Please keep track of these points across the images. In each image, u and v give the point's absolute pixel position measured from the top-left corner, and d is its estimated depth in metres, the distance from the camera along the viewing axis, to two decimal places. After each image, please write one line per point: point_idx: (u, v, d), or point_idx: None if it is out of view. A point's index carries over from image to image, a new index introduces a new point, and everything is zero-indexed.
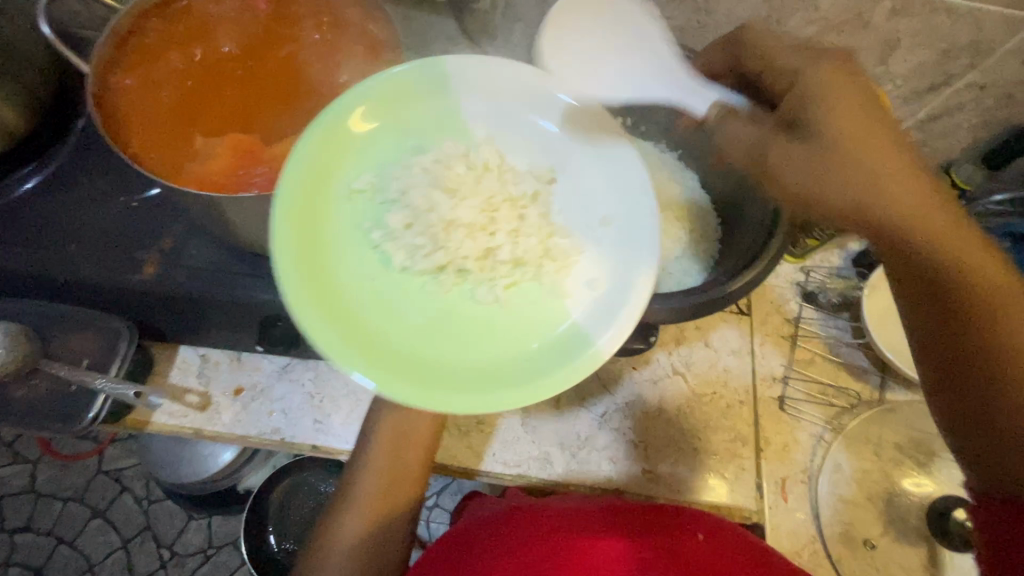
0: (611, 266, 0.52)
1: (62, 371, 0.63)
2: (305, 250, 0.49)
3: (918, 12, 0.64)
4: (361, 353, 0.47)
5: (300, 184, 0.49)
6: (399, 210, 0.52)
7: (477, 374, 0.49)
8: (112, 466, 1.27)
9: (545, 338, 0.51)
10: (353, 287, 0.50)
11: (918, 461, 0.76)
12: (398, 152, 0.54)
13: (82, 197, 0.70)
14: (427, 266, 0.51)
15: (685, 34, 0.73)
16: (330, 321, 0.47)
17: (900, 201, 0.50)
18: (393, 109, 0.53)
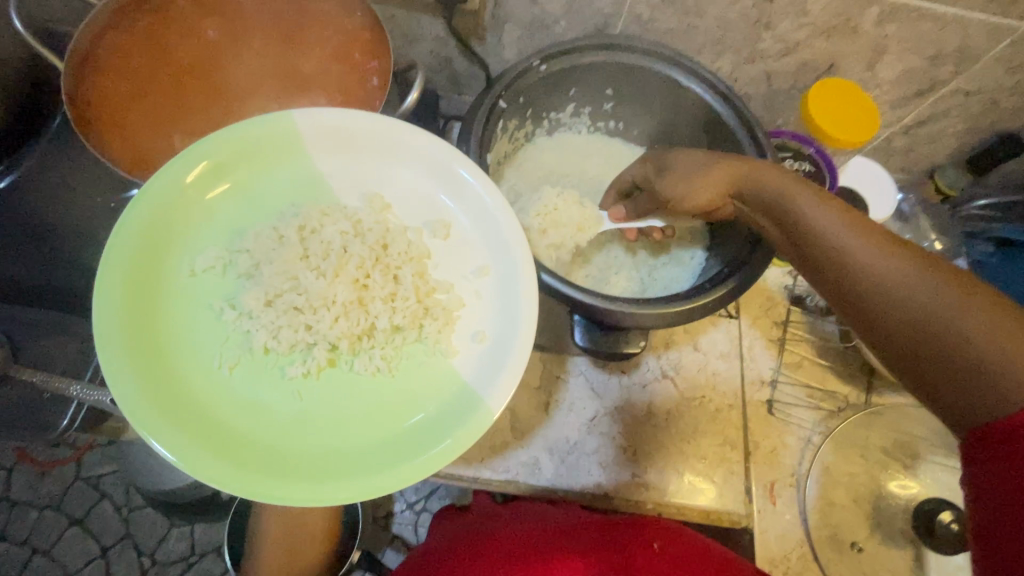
0: (495, 322, 0.53)
1: (36, 377, 0.60)
2: (144, 346, 0.47)
3: (906, 19, 0.64)
4: (212, 452, 0.45)
5: (128, 276, 0.48)
6: (254, 288, 0.51)
7: (358, 454, 0.48)
8: (90, 472, 1.23)
9: (423, 412, 0.50)
10: (207, 376, 0.49)
11: (904, 464, 0.77)
12: (252, 220, 0.53)
13: (61, 195, 0.69)
14: (293, 337, 0.51)
15: (675, 37, 0.71)
16: (178, 424, 0.46)
17: (784, 183, 0.54)
18: (236, 171, 0.53)
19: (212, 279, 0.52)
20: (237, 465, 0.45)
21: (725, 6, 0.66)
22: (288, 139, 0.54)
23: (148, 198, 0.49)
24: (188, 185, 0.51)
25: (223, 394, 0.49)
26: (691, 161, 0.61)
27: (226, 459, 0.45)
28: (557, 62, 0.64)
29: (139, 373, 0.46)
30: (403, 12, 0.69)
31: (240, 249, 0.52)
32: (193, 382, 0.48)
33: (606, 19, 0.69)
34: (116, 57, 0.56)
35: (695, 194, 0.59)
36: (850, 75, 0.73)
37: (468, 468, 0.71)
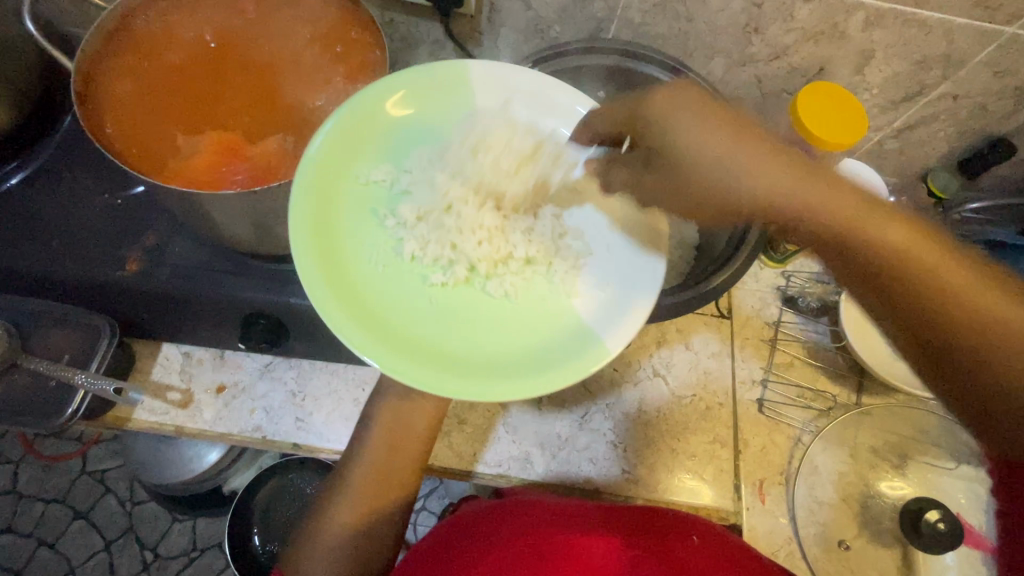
0: (621, 277, 0.55)
1: (42, 366, 0.63)
2: (321, 224, 0.52)
3: (891, 24, 0.66)
4: (365, 326, 0.48)
5: (323, 164, 0.53)
6: (416, 206, 0.57)
7: (489, 363, 0.50)
8: (96, 466, 1.26)
9: (546, 334, 0.53)
10: (361, 268, 0.52)
11: (893, 464, 0.78)
12: (419, 147, 0.59)
13: (69, 190, 0.71)
14: (445, 255, 0.56)
15: (667, 42, 0.72)
16: (336, 294, 0.49)
17: (791, 190, 0.47)
18: (419, 100, 0.58)
19: (380, 191, 0.57)
20: (386, 345, 0.48)
21: (714, 11, 0.67)
22: (471, 83, 0.60)
23: (357, 107, 0.55)
24: (384, 104, 0.57)
25: (376, 282, 0.52)
26: (681, 138, 0.49)
27: (372, 335, 0.48)
28: (547, 65, 0.67)
29: (315, 247, 0.50)
30: (402, 16, 0.72)
31: (408, 172, 0.58)
32: (359, 267, 0.52)
33: (599, 24, 0.71)
34: (122, 65, 0.58)
35: (733, 191, 0.49)
36: (840, 79, 0.74)
37: (461, 460, 0.72)
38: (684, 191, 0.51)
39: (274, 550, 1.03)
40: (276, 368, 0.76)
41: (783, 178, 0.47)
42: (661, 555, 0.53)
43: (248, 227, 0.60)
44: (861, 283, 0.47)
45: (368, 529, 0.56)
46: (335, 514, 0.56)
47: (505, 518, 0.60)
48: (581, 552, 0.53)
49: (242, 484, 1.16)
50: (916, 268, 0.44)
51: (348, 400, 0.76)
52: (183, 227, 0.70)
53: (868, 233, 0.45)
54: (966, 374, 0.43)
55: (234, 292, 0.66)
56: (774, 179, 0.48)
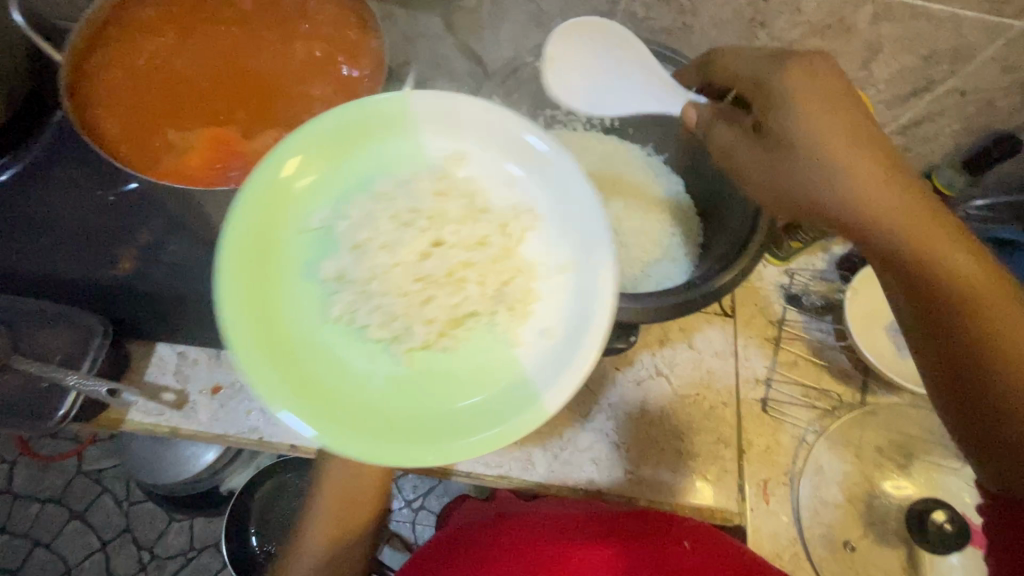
0: (566, 322, 0.48)
1: (33, 367, 0.61)
2: (247, 290, 0.46)
3: (900, 17, 0.64)
4: (303, 398, 0.45)
5: (246, 229, 0.46)
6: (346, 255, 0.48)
7: (432, 432, 0.46)
8: (92, 466, 1.24)
9: (495, 394, 0.47)
10: (297, 331, 0.47)
11: (899, 464, 0.77)
12: (350, 182, 0.50)
13: (61, 186, 0.70)
14: (381, 314, 0.47)
15: (670, 35, 0.71)
16: (273, 364, 0.45)
17: (853, 187, 0.49)
18: (347, 131, 0.49)
19: (315, 240, 0.49)
20: (322, 418, 0.45)
21: (719, 4, 0.66)
22: (402, 104, 0.49)
23: (271, 160, 0.47)
24: (303, 154, 0.48)
25: (312, 347, 0.47)
26: (796, 109, 0.50)
27: (308, 410, 0.45)
28: (553, 58, 0.66)
29: (249, 327, 0.45)
30: (400, 9, 0.70)
31: (342, 214, 0.49)
32: (296, 337, 0.47)
33: (601, 18, 0.70)
34: (112, 60, 0.58)
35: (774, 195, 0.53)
36: (846, 74, 0.73)
37: (462, 462, 0.71)
38: (778, 176, 0.52)
39: (272, 551, 1.01)
40: None
41: (868, 188, 0.49)
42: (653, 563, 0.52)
43: None
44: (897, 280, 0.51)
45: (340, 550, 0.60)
46: (306, 537, 0.61)
47: (499, 531, 0.59)
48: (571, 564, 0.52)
49: (240, 484, 1.15)
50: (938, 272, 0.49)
51: None
52: (178, 226, 0.69)
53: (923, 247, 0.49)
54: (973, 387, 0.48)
55: None
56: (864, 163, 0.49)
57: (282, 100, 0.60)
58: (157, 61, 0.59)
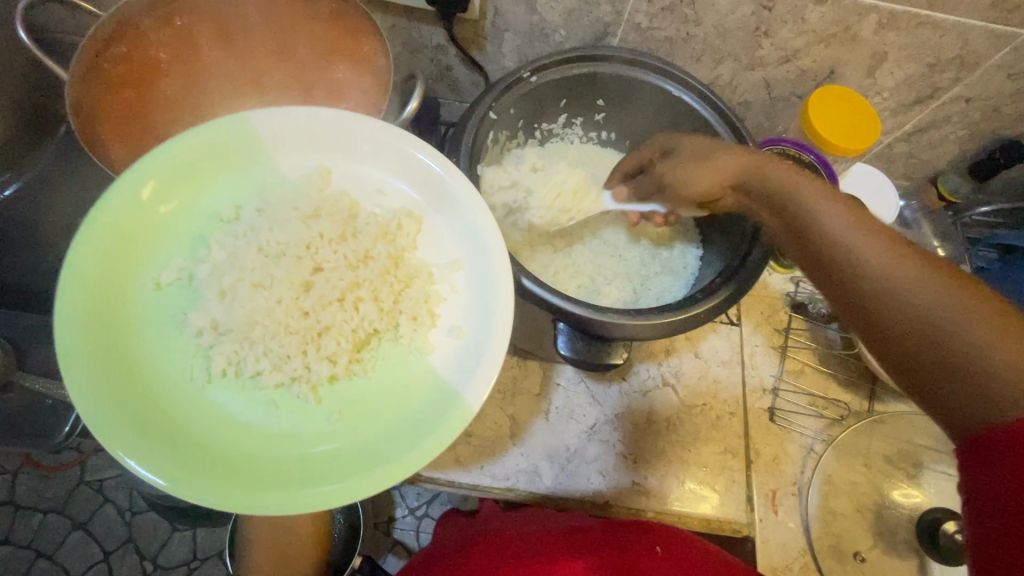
0: (473, 318, 0.52)
1: (39, 384, 0.66)
2: (103, 357, 0.45)
3: (905, 26, 0.64)
4: (188, 463, 0.44)
5: (89, 295, 0.46)
6: (210, 296, 0.50)
7: (337, 460, 0.47)
8: (94, 476, 1.24)
9: (402, 408, 0.49)
10: (177, 388, 0.47)
11: (908, 473, 0.76)
12: (208, 225, 0.52)
13: (65, 199, 0.70)
14: (269, 351, 0.50)
15: (674, 45, 0.71)
16: (140, 436, 0.44)
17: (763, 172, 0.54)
18: (194, 176, 0.52)
19: (176, 290, 0.50)
20: (213, 477, 0.44)
21: (723, 13, 0.66)
22: (246, 139, 0.52)
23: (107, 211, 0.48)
24: (148, 195, 0.50)
25: (193, 406, 0.47)
26: (686, 145, 0.60)
27: (185, 468, 0.44)
28: (549, 73, 0.65)
29: (100, 390, 0.44)
30: (403, 21, 0.70)
31: (204, 258, 0.51)
32: (165, 393, 0.47)
33: (605, 28, 0.70)
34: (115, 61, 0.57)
35: (700, 174, 0.57)
36: (850, 82, 0.73)
37: (468, 475, 0.71)
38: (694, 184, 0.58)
39: None
40: None
41: (756, 163, 0.54)
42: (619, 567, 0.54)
43: None
44: (808, 260, 0.49)
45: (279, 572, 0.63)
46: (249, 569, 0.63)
47: (479, 554, 0.60)
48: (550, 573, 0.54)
49: None
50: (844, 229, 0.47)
51: None
52: None
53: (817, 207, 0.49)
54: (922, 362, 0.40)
55: None
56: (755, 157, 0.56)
57: None
58: (163, 70, 0.58)
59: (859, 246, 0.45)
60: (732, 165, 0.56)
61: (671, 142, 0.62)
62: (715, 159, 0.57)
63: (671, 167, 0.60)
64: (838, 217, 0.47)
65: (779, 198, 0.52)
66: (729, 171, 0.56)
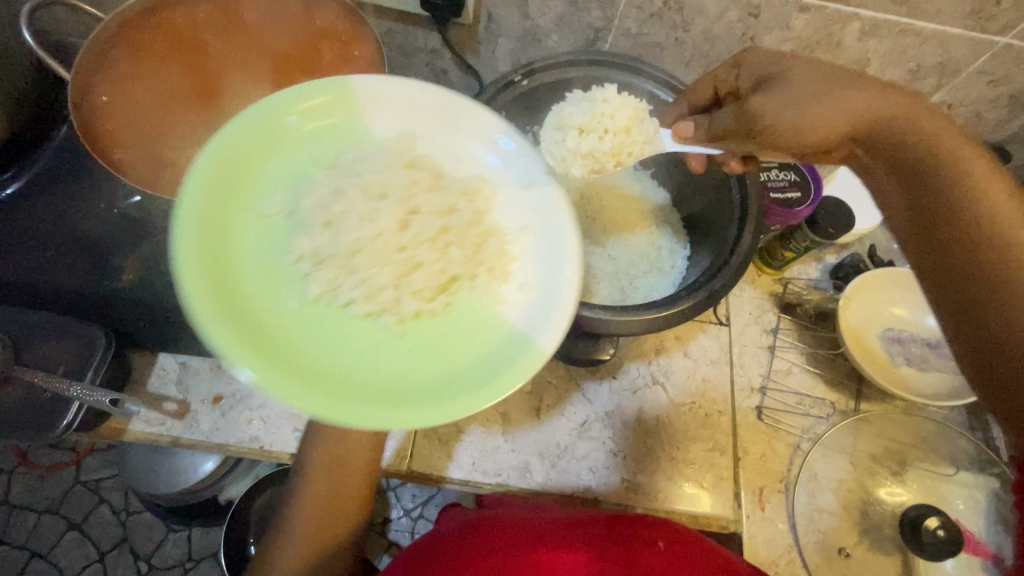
0: (539, 270, 0.49)
1: (37, 378, 0.62)
2: (213, 262, 0.44)
3: (887, 33, 0.66)
4: (285, 373, 0.42)
5: (201, 206, 0.45)
6: (308, 218, 0.48)
7: (431, 390, 0.44)
8: (90, 476, 1.25)
9: (489, 344, 0.47)
10: (274, 307, 0.45)
11: (893, 471, 0.78)
12: (313, 157, 0.50)
13: (66, 199, 0.72)
14: (364, 280, 0.47)
15: (663, 51, 0.73)
16: (242, 340, 0.42)
17: (894, 111, 0.51)
18: (308, 117, 0.50)
19: (277, 221, 0.48)
20: (310, 390, 0.42)
21: (710, 20, 0.67)
22: (344, 96, 0.51)
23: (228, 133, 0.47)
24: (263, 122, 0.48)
25: (290, 325, 0.45)
26: (793, 71, 0.55)
27: (286, 379, 0.42)
28: (539, 77, 0.66)
29: (209, 293, 0.42)
30: (398, 25, 0.72)
31: (308, 187, 0.49)
32: (265, 307, 0.44)
33: (596, 33, 0.72)
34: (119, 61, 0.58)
35: (833, 115, 0.52)
36: None
37: (460, 471, 0.72)
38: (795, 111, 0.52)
39: None
40: None
41: (885, 101, 0.51)
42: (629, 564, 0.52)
43: None
44: (919, 217, 0.50)
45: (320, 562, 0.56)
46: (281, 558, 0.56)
47: (477, 541, 0.57)
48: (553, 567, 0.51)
49: (238, 494, 1.16)
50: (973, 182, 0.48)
51: None
52: None
53: (954, 160, 0.49)
54: (998, 330, 0.45)
55: None
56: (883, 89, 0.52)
57: None
58: (167, 68, 0.60)
59: (978, 207, 0.47)
60: (863, 96, 0.51)
61: (772, 67, 0.56)
62: (836, 85, 0.52)
63: (768, 95, 0.54)
64: (966, 176, 0.48)
65: (911, 142, 0.50)
66: (851, 105, 0.51)
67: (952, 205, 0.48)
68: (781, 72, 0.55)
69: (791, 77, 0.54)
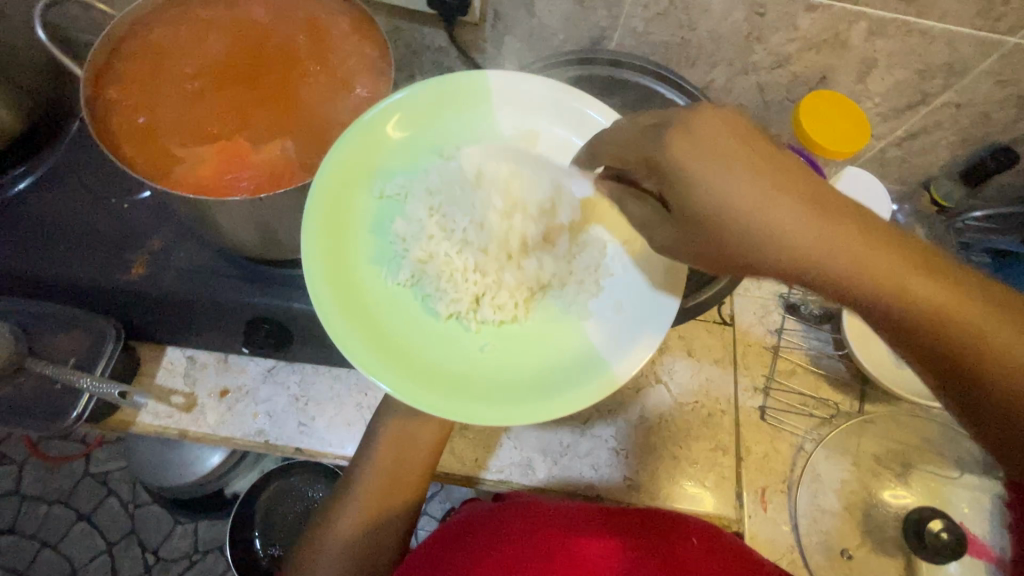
0: (631, 295, 0.56)
1: (48, 369, 0.64)
2: (334, 235, 0.54)
3: (894, 33, 0.66)
4: (375, 348, 0.51)
5: (332, 182, 0.55)
6: (413, 218, 0.59)
7: (503, 389, 0.52)
8: (99, 468, 1.27)
9: (560, 354, 0.55)
10: (379, 283, 0.55)
11: (897, 473, 0.77)
12: (424, 158, 0.61)
13: (76, 192, 0.73)
14: (454, 279, 0.58)
15: (669, 50, 0.73)
16: (343, 312, 0.51)
17: (814, 231, 0.38)
18: (427, 118, 0.60)
19: (393, 204, 0.59)
20: (397, 367, 0.50)
21: (715, 20, 0.68)
22: (476, 91, 0.61)
23: (369, 119, 0.57)
24: (400, 114, 0.58)
25: (388, 300, 0.55)
26: (706, 172, 0.39)
27: (375, 350, 0.51)
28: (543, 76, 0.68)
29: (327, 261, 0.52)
30: (406, 24, 0.73)
31: (419, 183, 0.59)
32: (370, 284, 0.55)
33: (602, 32, 0.72)
34: (136, 80, 0.60)
35: (801, 225, 0.39)
36: (842, 88, 0.75)
37: (463, 466, 0.73)
38: (714, 241, 0.42)
39: (276, 554, 1.05)
40: (279, 372, 0.76)
41: (801, 212, 0.39)
42: (660, 554, 0.52)
43: (253, 230, 0.60)
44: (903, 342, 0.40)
45: (375, 530, 0.57)
46: (341, 518, 0.57)
47: (510, 518, 0.57)
48: (585, 554, 0.51)
49: (244, 487, 1.18)
50: (908, 301, 0.38)
51: (350, 404, 0.76)
52: (189, 231, 0.70)
53: (887, 283, 0.38)
54: None
55: (240, 296, 0.67)
56: (783, 184, 0.39)
57: (295, 110, 0.61)
58: (184, 77, 0.61)
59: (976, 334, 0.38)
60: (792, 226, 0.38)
61: (670, 165, 0.41)
62: (737, 198, 0.39)
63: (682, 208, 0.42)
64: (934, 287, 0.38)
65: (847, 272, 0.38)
66: (775, 233, 0.39)
67: (962, 338, 0.38)
68: (695, 182, 0.40)
69: (681, 202, 0.42)
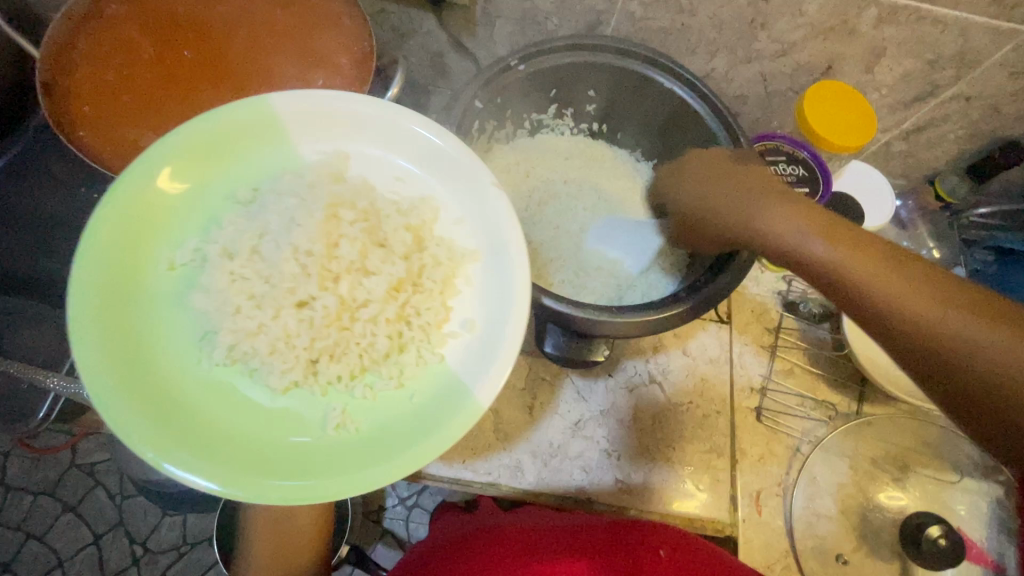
0: (486, 314, 0.51)
1: (14, 368, 0.60)
2: (116, 335, 0.45)
3: (905, 21, 0.63)
4: (184, 447, 0.44)
5: (100, 267, 0.46)
6: (215, 275, 0.50)
7: (338, 456, 0.46)
8: (85, 459, 1.24)
9: (413, 399, 0.49)
10: (188, 369, 0.48)
11: (894, 477, 0.76)
12: (222, 204, 0.51)
13: (49, 182, 0.71)
14: (270, 344, 0.49)
15: (667, 36, 0.69)
16: (142, 418, 0.44)
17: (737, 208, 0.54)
18: (204, 162, 0.50)
19: (190, 272, 0.50)
20: (217, 464, 0.44)
21: (716, 5, 0.64)
22: (268, 121, 0.51)
23: (134, 177, 0.47)
24: (172, 168, 0.49)
25: (199, 389, 0.47)
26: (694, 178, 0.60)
27: (191, 454, 0.44)
28: (536, 62, 0.63)
29: (109, 364, 0.44)
30: (391, 6, 0.69)
31: (216, 237, 0.50)
32: (171, 374, 0.47)
33: (598, 17, 0.68)
34: (95, 75, 0.56)
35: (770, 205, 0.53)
36: (849, 77, 0.71)
37: (448, 469, 0.70)
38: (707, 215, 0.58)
39: None
40: None
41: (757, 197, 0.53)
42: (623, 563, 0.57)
43: None
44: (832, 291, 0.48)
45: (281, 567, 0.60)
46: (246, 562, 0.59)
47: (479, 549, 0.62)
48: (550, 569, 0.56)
49: None
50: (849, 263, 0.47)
51: None
52: None
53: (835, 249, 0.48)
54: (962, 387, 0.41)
55: None
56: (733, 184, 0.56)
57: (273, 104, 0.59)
58: (150, 63, 0.57)
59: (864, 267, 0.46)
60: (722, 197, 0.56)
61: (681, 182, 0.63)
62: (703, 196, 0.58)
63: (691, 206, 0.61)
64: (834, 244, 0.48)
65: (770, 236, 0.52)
66: (724, 209, 0.56)
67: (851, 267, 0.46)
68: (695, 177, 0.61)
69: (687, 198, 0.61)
